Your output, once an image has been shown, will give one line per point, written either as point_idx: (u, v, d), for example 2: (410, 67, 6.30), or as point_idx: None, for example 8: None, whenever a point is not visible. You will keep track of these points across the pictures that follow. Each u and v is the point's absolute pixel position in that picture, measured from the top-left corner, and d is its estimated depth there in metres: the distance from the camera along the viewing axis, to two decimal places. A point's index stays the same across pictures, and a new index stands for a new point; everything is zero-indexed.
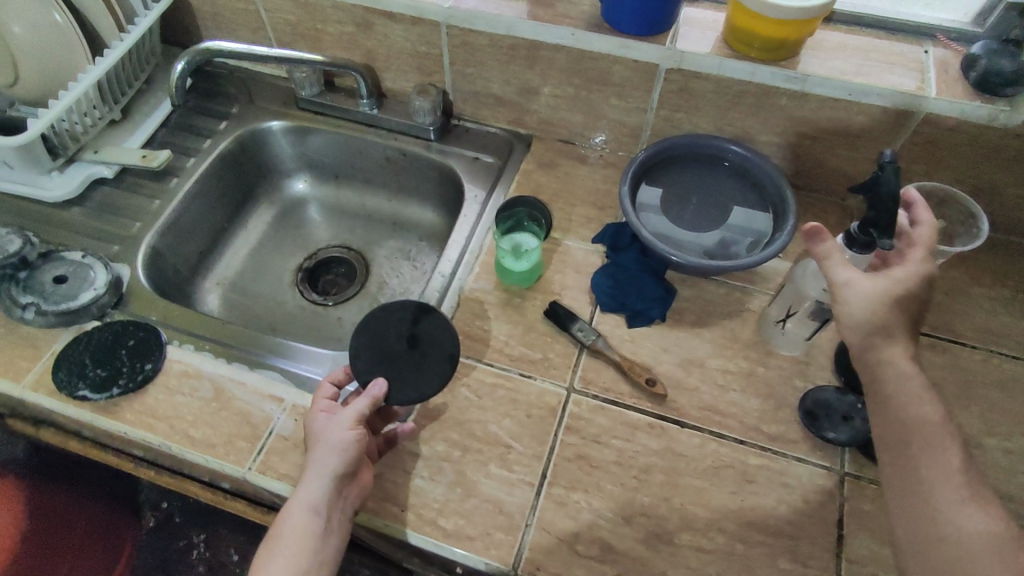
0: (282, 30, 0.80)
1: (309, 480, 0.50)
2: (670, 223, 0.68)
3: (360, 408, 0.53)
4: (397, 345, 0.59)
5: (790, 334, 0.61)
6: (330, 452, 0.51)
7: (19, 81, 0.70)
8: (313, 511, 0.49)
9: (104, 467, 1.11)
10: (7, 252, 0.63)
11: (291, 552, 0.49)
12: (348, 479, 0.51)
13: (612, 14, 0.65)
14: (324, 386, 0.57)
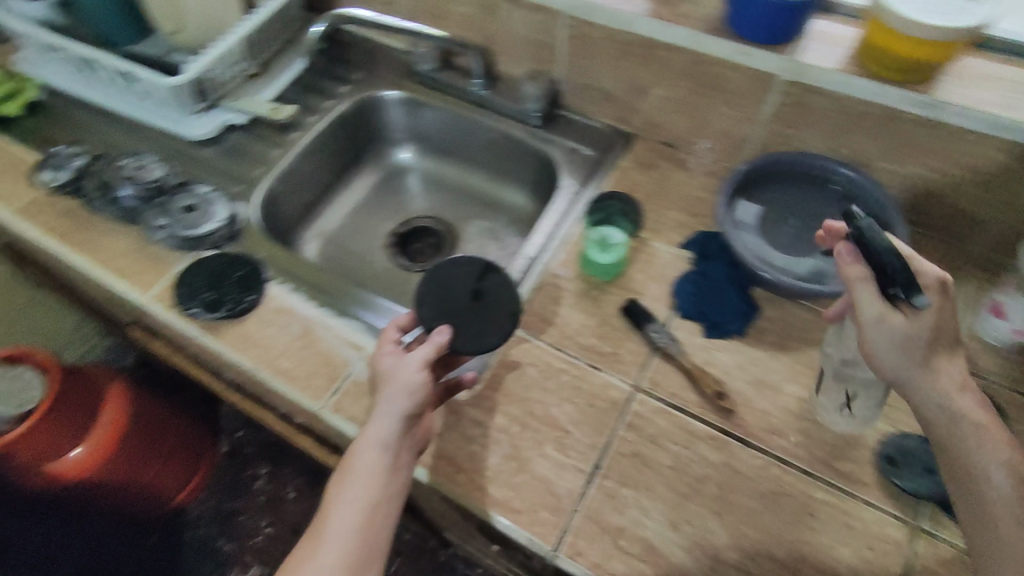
0: (411, 5, 0.84)
1: (379, 417, 0.53)
2: (765, 242, 0.66)
3: (427, 353, 0.54)
4: (460, 296, 0.61)
5: (851, 413, 0.55)
6: (400, 394, 0.53)
7: (182, 30, 0.79)
8: (384, 446, 0.53)
9: (198, 392, 1.50)
10: (151, 177, 0.72)
11: (365, 483, 0.52)
12: (414, 417, 0.54)
13: (735, 20, 0.63)
14: (387, 330, 0.58)
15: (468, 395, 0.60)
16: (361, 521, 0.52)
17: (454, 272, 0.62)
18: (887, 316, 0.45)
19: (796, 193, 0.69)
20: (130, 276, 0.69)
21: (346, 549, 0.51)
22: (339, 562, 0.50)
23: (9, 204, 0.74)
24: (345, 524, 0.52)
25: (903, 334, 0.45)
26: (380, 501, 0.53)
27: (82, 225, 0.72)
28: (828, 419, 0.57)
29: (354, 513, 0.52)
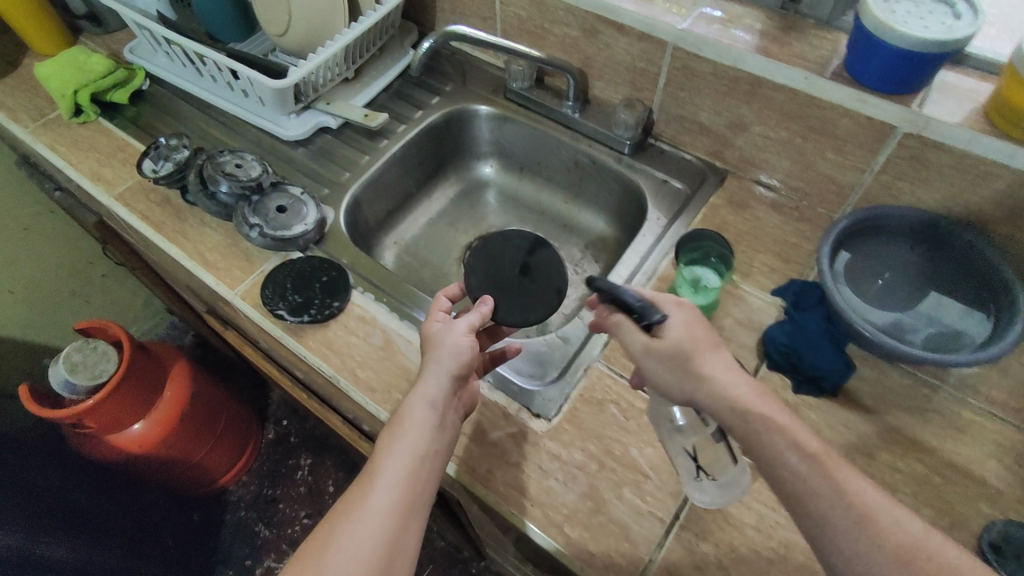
0: (510, 23, 0.84)
1: (429, 376, 0.55)
2: (857, 296, 0.65)
3: (472, 319, 0.59)
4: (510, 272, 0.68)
5: (719, 480, 0.52)
6: (451, 353, 0.56)
7: (288, 33, 0.81)
8: (432, 405, 0.54)
9: (245, 376, 1.58)
10: (249, 176, 0.72)
11: (412, 440, 0.52)
12: (461, 381, 0.57)
13: (856, 65, 0.60)
14: (437, 297, 0.63)
15: (546, 426, 0.60)
16: (409, 478, 0.50)
17: (506, 249, 0.70)
18: (648, 344, 0.53)
19: (899, 248, 0.66)
20: (222, 271, 0.71)
21: (394, 505, 0.49)
22: (386, 517, 0.48)
23: (112, 188, 0.79)
24: (393, 480, 0.50)
25: (659, 353, 0.52)
26: (427, 461, 0.52)
27: (178, 217, 0.76)
28: (695, 495, 0.53)
29: (401, 469, 0.51)
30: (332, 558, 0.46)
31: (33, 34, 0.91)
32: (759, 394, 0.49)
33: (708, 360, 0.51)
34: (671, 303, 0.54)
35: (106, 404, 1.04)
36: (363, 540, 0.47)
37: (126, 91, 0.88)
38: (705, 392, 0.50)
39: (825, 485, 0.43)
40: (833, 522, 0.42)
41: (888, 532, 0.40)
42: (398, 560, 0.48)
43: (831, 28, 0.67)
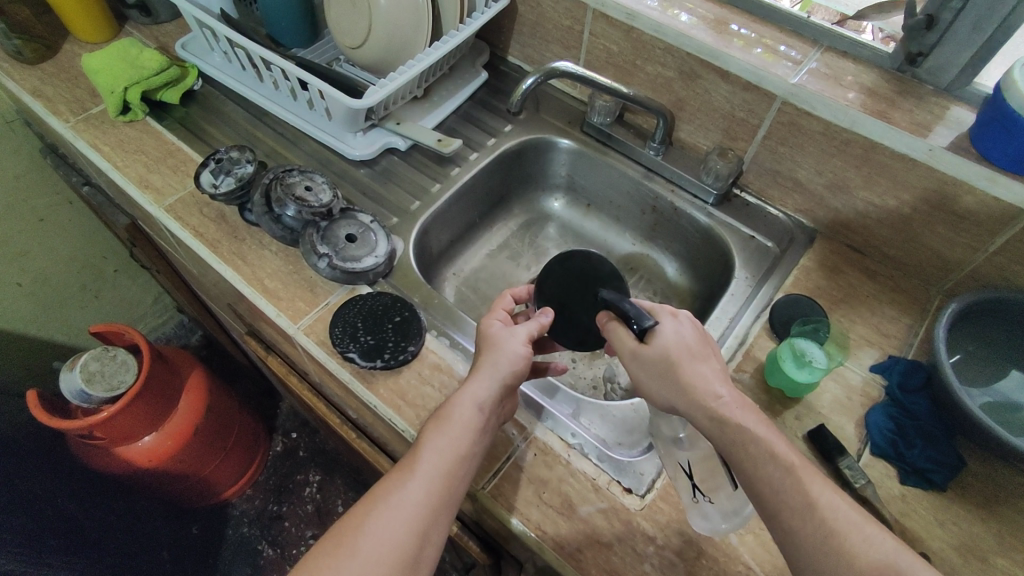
0: (597, 55, 0.80)
1: (481, 375, 0.52)
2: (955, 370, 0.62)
3: (532, 329, 0.56)
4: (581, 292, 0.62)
5: (717, 504, 0.49)
6: (506, 358, 0.53)
7: (364, 46, 0.77)
8: (481, 406, 0.51)
9: (256, 385, 1.52)
10: (319, 202, 0.67)
11: (455, 438, 0.49)
12: (509, 389, 0.53)
13: (987, 143, 0.57)
14: (504, 295, 0.61)
15: (639, 504, 0.55)
16: (446, 475, 0.48)
17: (589, 269, 0.63)
18: (635, 350, 0.52)
19: (997, 331, 0.63)
20: (283, 301, 0.65)
21: (427, 500, 0.47)
22: (419, 510, 0.46)
23: (161, 199, 0.73)
24: (430, 475, 0.47)
25: (644, 359, 0.51)
26: (465, 462, 0.49)
27: (234, 236, 0.70)
28: (698, 519, 0.52)
29: (440, 466, 0.48)
30: (360, 542, 0.44)
31: (77, 19, 0.84)
32: (738, 402, 0.47)
33: (692, 370, 0.49)
34: (669, 313, 0.53)
35: (123, 415, 0.97)
36: (393, 530, 0.45)
37: (178, 92, 0.82)
38: (683, 398, 0.49)
39: (797, 498, 0.42)
40: (805, 537, 0.41)
41: (857, 551, 0.40)
42: (422, 556, 0.46)
43: (951, 96, 0.64)
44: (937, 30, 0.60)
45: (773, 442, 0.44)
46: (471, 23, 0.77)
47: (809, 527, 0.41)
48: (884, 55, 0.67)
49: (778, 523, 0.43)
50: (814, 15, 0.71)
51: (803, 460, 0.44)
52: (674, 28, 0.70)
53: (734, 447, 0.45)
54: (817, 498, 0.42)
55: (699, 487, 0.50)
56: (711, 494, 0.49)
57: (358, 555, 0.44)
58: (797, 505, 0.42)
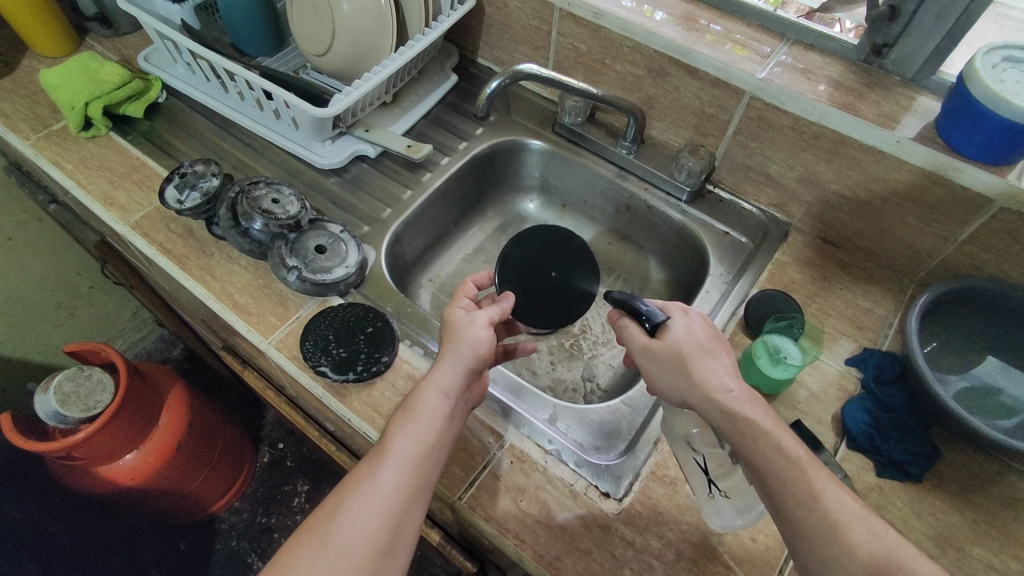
0: (565, 55, 0.80)
1: (446, 363, 0.51)
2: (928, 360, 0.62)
3: (493, 313, 0.55)
4: (544, 273, 0.65)
5: (733, 500, 0.50)
6: (469, 344, 0.52)
7: (329, 53, 0.76)
8: (445, 393, 0.50)
9: (240, 395, 1.51)
10: (287, 213, 0.66)
11: (423, 426, 0.49)
12: (475, 375, 0.53)
13: (954, 134, 0.57)
14: (465, 283, 0.61)
15: (617, 508, 0.55)
16: (416, 463, 0.47)
17: (547, 247, 0.66)
18: (646, 345, 0.52)
19: (971, 322, 0.63)
20: (253, 316, 0.64)
21: (400, 489, 0.46)
22: (392, 500, 0.45)
23: (127, 215, 0.71)
24: (401, 463, 0.47)
25: (655, 354, 0.51)
26: (435, 450, 0.48)
27: (202, 251, 0.69)
28: (712, 514, 0.52)
29: (410, 454, 0.47)
30: (332, 536, 0.43)
31: (35, 33, 0.82)
32: (749, 396, 0.46)
33: (704, 365, 0.48)
34: (681, 310, 0.52)
35: (100, 436, 0.94)
36: (366, 523, 0.44)
37: (141, 105, 0.80)
38: (695, 391, 0.48)
39: (801, 490, 0.42)
40: (809, 529, 0.41)
41: (858, 541, 0.40)
42: (398, 545, 0.45)
43: (917, 86, 0.64)
44: (901, 21, 0.60)
45: (780, 437, 0.44)
46: (438, 25, 0.76)
47: (812, 521, 0.41)
48: (850, 48, 0.67)
49: (781, 516, 0.42)
50: (779, 9, 0.70)
51: (809, 454, 0.43)
52: (642, 25, 0.70)
53: (745, 442, 0.44)
54: (820, 490, 0.42)
55: (716, 482, 0.51)
56: (726, 492, 0.50)
57: (332, 548, 0.43)
58: (801, 496, 0.41)
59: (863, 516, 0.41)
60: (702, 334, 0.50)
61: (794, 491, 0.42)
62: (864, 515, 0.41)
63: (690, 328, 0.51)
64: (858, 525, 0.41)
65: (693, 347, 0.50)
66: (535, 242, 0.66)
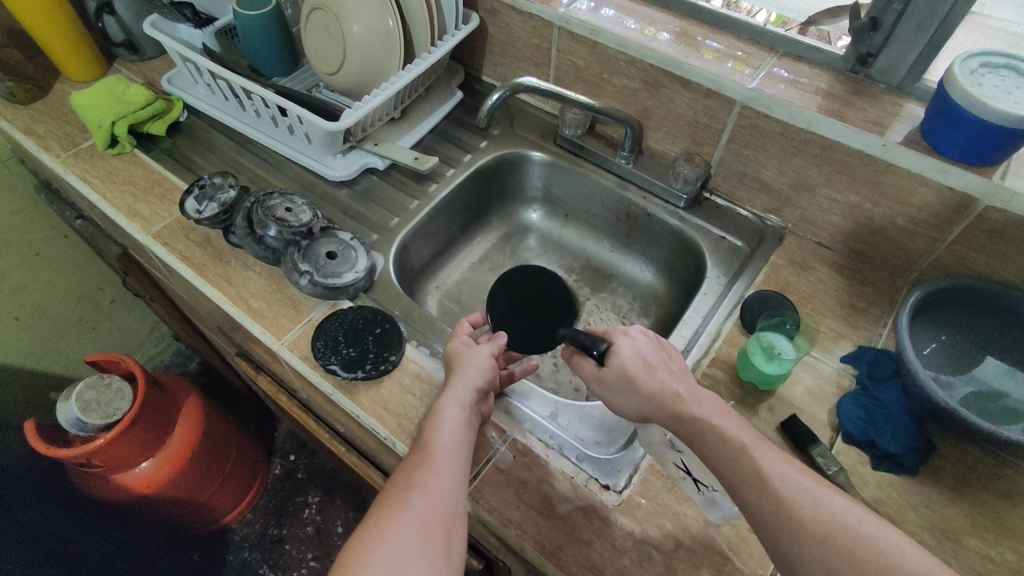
0: (565, 70, 0.83)
1: (457, 382, 0.56)
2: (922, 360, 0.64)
3: (493, 347, 0.61)
4: (529, 305, 0.70)
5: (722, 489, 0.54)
6: (474, 367, 0.58)
7: (340, 72, 0.80)
8: (463, 404, 0.55)
9: (252, 409, 1.54)
10: (300, 221, 0.70)
11: (451, 432, 0.52)
12: (483, 395, 0.58)
13: (938, 136, 0.59)
14: (462, 322, 0.64)
15: (617, 500, 0.56)
16: (457, 460, 0.50)
17: (528, 283, 0.72)
18: (598, 373, 0.55)
19: (971, 322, 0.64)
20: (267, 319, 0.67)
21: (446, 485, 0.48)
22: (446, 491, 0.48)
23: (149, 226, 0.75)
24: (444, 460, 0.50)
25: (607, 380, 0.54)
26: (467, 450, 0.52)
27: (219, 258, 0.72)
28: (710, 512, 0.55)
29: (449, 452, 0.51)
30: (391, 533, 0.44)
31: (68, 58, 0.87)
32: (696, 396, 0.49)
33: (648, 378, 0.51)
34: (622, 332, 0.55)
35: (117, 444, 0.97)
36: (423, 515, 0.45)
37: (164, 123, 0.85)
38: (648, 404, 0.50)
39: (749, 473, 0.43)
40: (763, 511, 0.42)
41: (807, 513, 0.41)
42: (454, 536, 0.46)
43: (903, 93, 0.66)
44: (883, 31, 0.63)
45: (724, 427, 0.46)
46: (443, 45, 0.80)
47: (759, 498, 0.42)
48: (837, 58, 0.69)
49: (739, 500, 0.44)
50: (769, 24, 0.73)
51: (754, 438, 0.46)
52: (637, 40, 0.73)
53: (715, 429, 0.46)
54: (767, 471, 0.43)
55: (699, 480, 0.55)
56: (715, 483, 0.54)
57: (396, 542, 0.43)
58: (750, 480, 0.43)
59: (815, 486, 0.42)
60: (652, 355, 0.53)
61: (741, 470, 0.44)
62: (816, 486, 0.42)
63: (635, 349, 0.54)
64: (810, 492, 0.42)
65: (633, 367, 0.52)
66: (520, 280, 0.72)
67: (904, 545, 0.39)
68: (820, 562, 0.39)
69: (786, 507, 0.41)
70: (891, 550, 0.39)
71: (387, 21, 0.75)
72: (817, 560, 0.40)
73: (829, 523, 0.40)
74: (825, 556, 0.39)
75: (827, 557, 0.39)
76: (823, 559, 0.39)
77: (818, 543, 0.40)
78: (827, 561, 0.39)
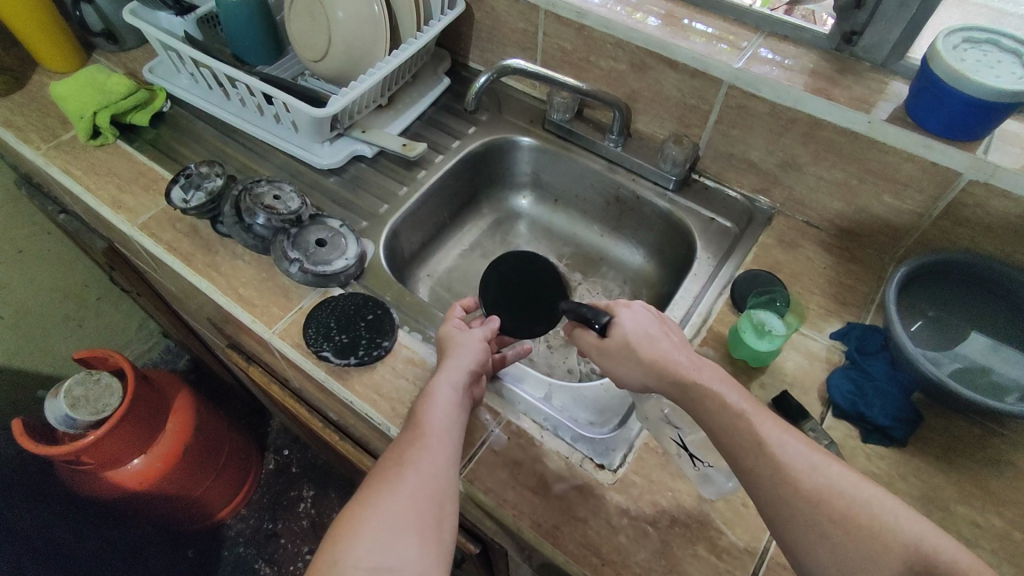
0: (552, 54, 0.83)
1: (451, 364, 0.56)
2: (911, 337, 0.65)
3: (487, 330, 0.60)
4: (522, 291, 0.67)
5: (718, 465, 0.55)
6: (467, 350, 0.57)
7: (326, 58, 0.79)
8: (455, 386, 0.54)
9: (243, 405, 1.53)
10: (289, 209, 0.69)
11: (443, 413, 0.52)
12: (475, 377, 0.58)
13: (921, 112, 0.60)
14: (454, 307, 0.64)
15: (612, 478, 0.57)
16: (448, 439, 0.51)
17: (521, 266, 0.68)
18: (599, 344, 0.55)
19: (964, 298, 0.65)
20: (257, 307, 0.67)
21: (438, 464, 0.48)
22: (438, 469, 0.48)
23: (135, 217, 0.74)
24: (436, 439, 0.50)
25: (608, 351, 0.54)
26: (459, 429, 0.52)
27: (208, 248, 0.72)
28: (705, 487, 0.55)
29: (441, 431, 0.51)
30: (381, 510, 0.44)
31: (46, 49, 0.86)
32: (697, 364, 0.50)
33: (651, 348, 0.51)
34: (624, 305, 0.56)
35: (107, 438, 0.96)
36: (413, 494, 0.45)
37: (147, 113, 0.83)
38: (649, 373, 0.51)
39: (748, 440, 0.44)
40: (760, 477, 0.43)
41: (802, 479, 0.41)
42: (445, 514, 0.46)
43: (888, 71, 0.67)
44: (867, 9, 0.63)
45: (725, 394, 0.46)
46: (428, 30, 0.80)
47: (757, 464, 0.43)
48: (822, 37, 0.70)
49: (736, 468, 0.44)
50: (754, 5, 0.74)
51: (754, 405, 0.46)
52: (624, 23, 0.73)
53: (708, 402, 0.47)
54: (766, 437, 0.44)
55: (696, 456, 0.56)
56: (711, 460, 0.55)
57: (386, 519, 0.44)
58: (749, 446, 0.43)
59: (809, 453, 0.43)
60: (656, 328, 0.54)
61: (737, 439, 0.44)
62: (811, 453, 0.43)
63: (637, 321, 0.54)
64: (805, 460, 0.42)
65: (637, 337, 0.52)
66: (513, 264, 0.68)
67: (896, 509, 0.40)
68: (813, 526, 0.40)
69: (779, 475, 0.42)
70: (882, 515, 0.40)
71: (373, 7, 0.75)
72: (808, 524, 0.40)
73: (821, 490, 0.41)
74: (818, 520, 0.40)
75: (819, 521, 0.40)
76: (816, 523, 0.40)
77: (812, 508, 0.40)
78: (820, 525, 0.40)
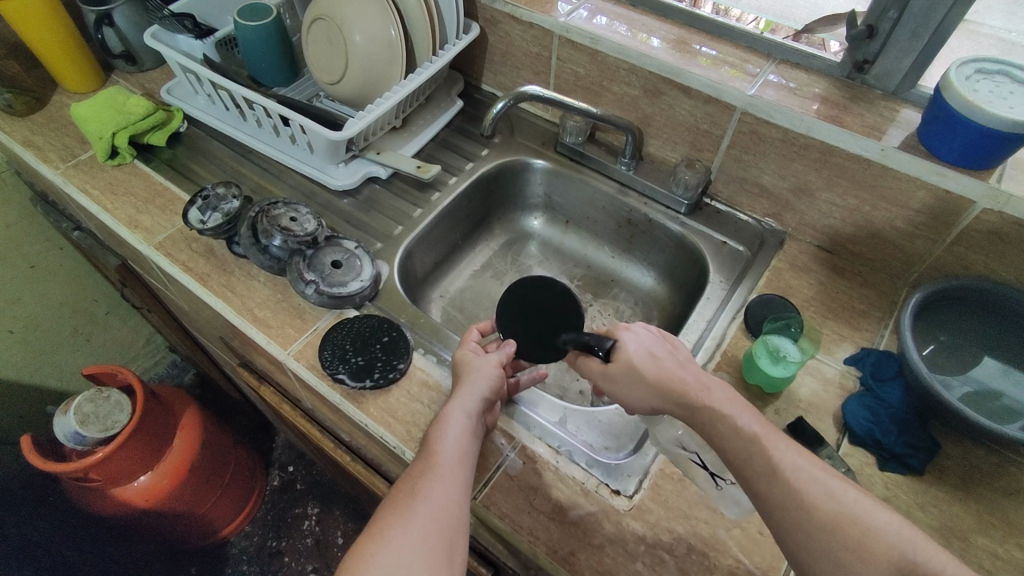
0: (565, 78, 0.84)
1: (464, 390, 0.56)
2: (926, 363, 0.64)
3: (501, 356, 0.61)
4: (538, 314, 0.65)
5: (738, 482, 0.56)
6: (481, 376, 0.57)
7: (342, 81, 0.80)
8: (468, 413, 0.54)
9: (249, 421, 1.53)
10: (305, 231, 0.69)
11: (456, 440, 0.52)
12: (488, 404, 0.58)
13: (934, 140, 0.60)
14: (471, 329, 0.65)
15: (628, 505, 0.57)
16: (461, 468, 0.50)
17: (537, 291, 0.67)
18: (604, 369, 0.54)
19: (971, 321, 0.65)
20: (272, 328, 0.67)
21: (450, 495, 0.48)
22: (450, 499, 0.47)
23: (151, 237, 0.75)
24: (448, 468, 0.50)
25: (614, 374, 0.53)
26: (472, 457, 0.52)
27: (223, 269, 0.72)
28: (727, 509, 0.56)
29: (454, 459, 0.50)
30: (393, 542, 0.44)
31: (66, 70, 0.87)
32: (706, 384, 0.49)
33: (658, 368, 0.51)
34: (625, 327, 0.55)
35: (115, 458, 0.96)
36: (425, 525, 0.45)
37: (164, 134, 0.84)
38: (658, 393, 0.50)
39: (762, 464, 0.44)
40: (780, 507, 0.42)
41: (817, 505, 0.41)
42: (455, 545, 0.46)
43: (899, 99, 0.68)
44: (879, 38, 0.64)
45: (736, 416, 0.46)
46: (444, 55, 0.81)
47: (773, 492, 0.43)
48: (834, 65, 0.71)
49: (759, 496, 0.44)
50: (766, 32, 0.75)
51: (766, 427, 0.46)
52: (636, 49, 0.74)
53: (711, 427, 0.47)
54: (779, 462, 0.43)
55: (716, 474, 0.57)
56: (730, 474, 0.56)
57: (396, 552, 0.43)
58: (761, 469, 0.43)
59: (828, 480, 0.43)
60: (660, 349, 0.53)
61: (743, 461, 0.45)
62: (830, 480, 0.43)
63: (638, 343, 0.53)
64: (815, 488, 0.42)
65: (639, 358, 0.52)
66: (529, 288, 0.67)
67: (920, 543, 0.40)
68: (827, 554, 0.40)
69: (789, 501, 0.42)
70: (910, 549, 0.39)
71: (390, 31, 0.76)
72: (824, 552, 0.40)
73: (835, 523, 0.40)
74: (833, 548, 0.40)
75: (836, 550, 0.40)
76: (832, 553, 0.40)
77: (828, 536, 0.40)
78: (835, 553, 0.40)
